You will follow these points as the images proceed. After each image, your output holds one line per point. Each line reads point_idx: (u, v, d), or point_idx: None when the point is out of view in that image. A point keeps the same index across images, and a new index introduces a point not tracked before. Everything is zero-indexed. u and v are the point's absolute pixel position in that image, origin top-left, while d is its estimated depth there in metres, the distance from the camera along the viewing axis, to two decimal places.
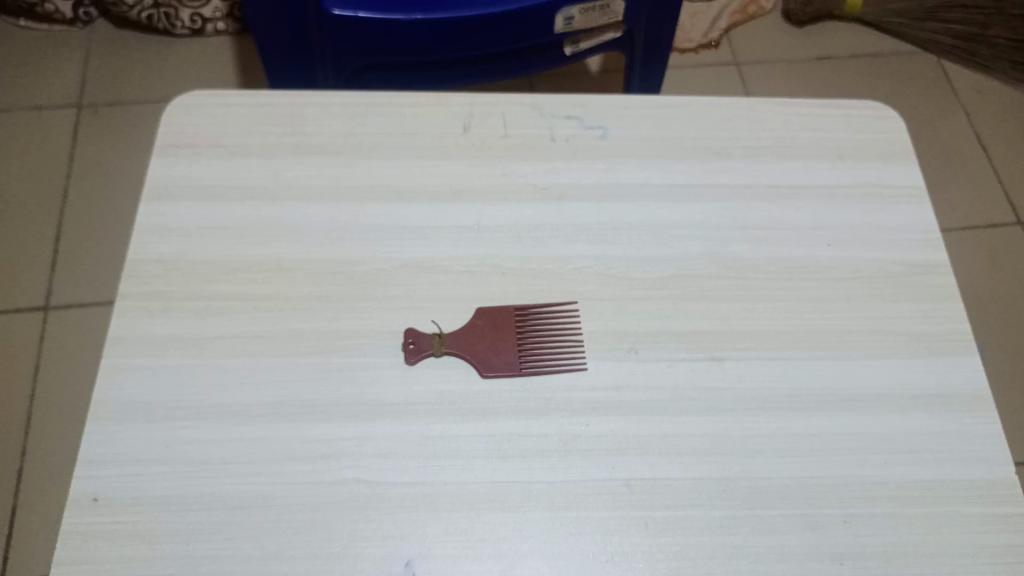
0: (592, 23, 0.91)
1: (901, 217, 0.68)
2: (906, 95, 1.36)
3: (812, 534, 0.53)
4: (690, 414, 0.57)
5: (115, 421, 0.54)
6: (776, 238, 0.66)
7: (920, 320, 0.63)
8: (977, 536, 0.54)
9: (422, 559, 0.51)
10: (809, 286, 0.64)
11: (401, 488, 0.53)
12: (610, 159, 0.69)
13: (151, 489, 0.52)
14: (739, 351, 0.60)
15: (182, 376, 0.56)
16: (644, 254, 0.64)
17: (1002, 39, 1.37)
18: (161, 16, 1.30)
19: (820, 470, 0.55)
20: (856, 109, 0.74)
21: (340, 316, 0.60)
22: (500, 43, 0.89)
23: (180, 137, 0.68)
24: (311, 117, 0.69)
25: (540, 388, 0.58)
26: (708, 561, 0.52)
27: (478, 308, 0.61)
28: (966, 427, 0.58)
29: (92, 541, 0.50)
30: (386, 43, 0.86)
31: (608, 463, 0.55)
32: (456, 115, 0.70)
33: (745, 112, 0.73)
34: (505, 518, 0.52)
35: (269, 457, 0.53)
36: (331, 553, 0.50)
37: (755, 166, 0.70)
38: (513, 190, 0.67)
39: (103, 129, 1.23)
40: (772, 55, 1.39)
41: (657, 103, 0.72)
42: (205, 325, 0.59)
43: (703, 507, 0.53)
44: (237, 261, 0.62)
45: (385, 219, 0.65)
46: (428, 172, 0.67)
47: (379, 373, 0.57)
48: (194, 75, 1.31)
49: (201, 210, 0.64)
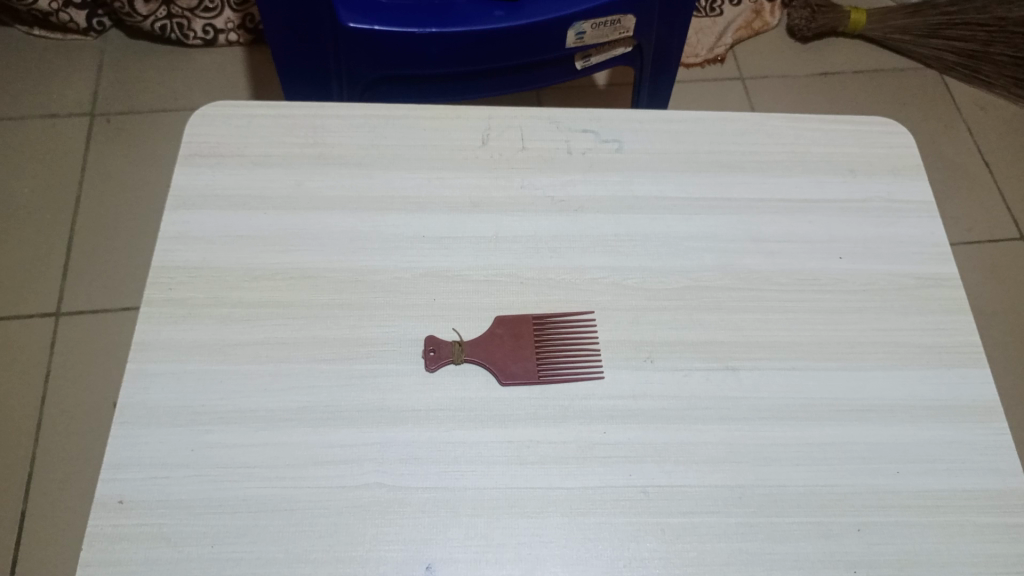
0: (603, 37, 0.92)
1: (912, 231, 0.70)
2: (911, 110, 1.38)
3: (826, 542, 0.54)
4: (705, 422, 0.58)
5: (141, 426, 0.55)
6: (789, 251, 0.67)
7: (931, 332, 0.64)
8: (990, 545, 0.55)
9: (441, 563, 0.51)
10: (823, 298, 0.65)
11: (422, 493, 0.54)
12: (625, 172, 0.70)
13: (176, 492, 0.53)
14: (752, 360, 0.61)
15: (205, 382, 0.57)
16: (659, 265, 0.66)
17: (1004, 56, 1.37)
18: (174, 27, 1.32)
19: (834, 479, 0.56)
20: (867, 124, 0.76)
21: (361, 324, 0.61)
22: (512, 57, 0.91)
23: (203, 147, 0.69)
24: (332, 128, 0.71)
25: (558, 396, 0.59)
26: (723, 567, 0.52)
27: (498, 317, 0.62)
28: (978, 437, 0.59)
29: (119, 543, 0.51)
30: (401, 55, 0.87)
31: (625, 469, 0.56)
32: (474, 128, 0.72)
33: (758, 126, 0.74)
34: (525, 523, 0.53)
35: (293, 461, 0.54)
36: (352, 557, 0.51)
37: (768, 180, 0.71)
38: (529, 203, 0.68)
39: (116, 137, 1.25)
40: (777, 70, 1.41)
41: (671, 117, 0.74)
42: (229, 331, 0.60)
43: (718, 514, 0.54)
44: (260, 269, 0.63)
45: (404, 229, 0.66)
46: (447, 184, 0.68)
47: (400, 380, 0.58)
48: (206, 85, 1.32)
49: (224, 219, 0.65)
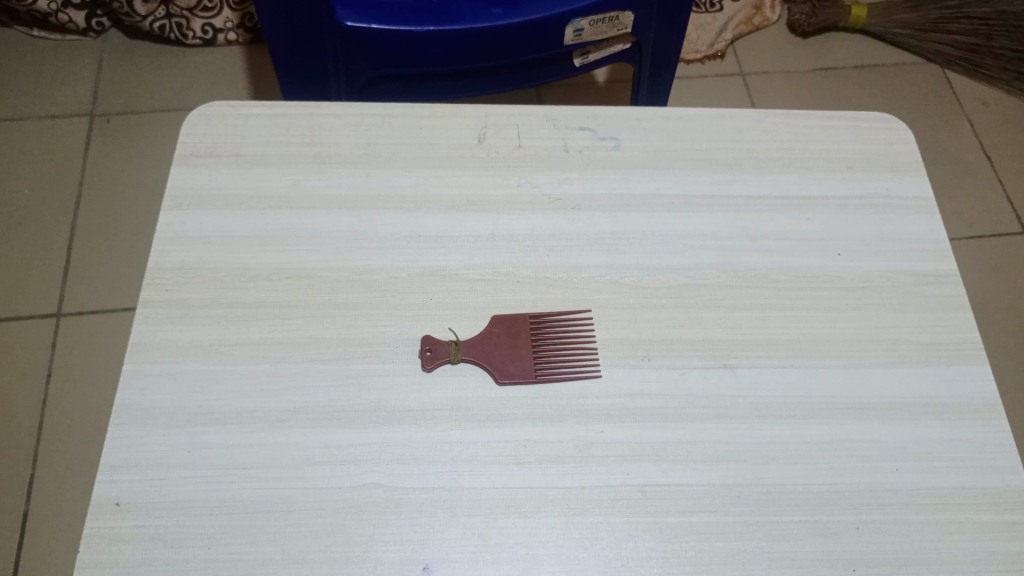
0: (602, 34, 0.92)
1: (911, 227, 0.69)
2: (912, 105, 1.37)
3: (824, 541, 0.53)
4: (703, 421, 0.58)
5: (138, 426, 0.55)
6: (787, 248, 0.67)
7: (930, 329, 0.64)
8: (989, 543, 0.54)
9: (439, 563, 0.51)
10: (821, 295, 0.65)
11: (419, 493, 0.54)
12: (622, 170, 0.70)
13: (174, 493, 0.53)
14: (750, 359, 0.61)
15: (202, 383, 0.57)
16: (657, 263, 0.65)
17: (1006, 50, 1.37)
18: (173, 26, 1.32)
19: (832, 477, 0.56)
20: (866, 121, 0.75)
21: (358, 324, 0.61)
22: (510, 55, 0.91)
23: (200, 147, 0.69)
24: (329, 127, 0.70)
25: (554, 395, 0.58)
26: (721, 566, 0.52)
27: (495, 316, 0.62)
28: (977, 435, 0.59)
29: (117, 544, 0.51)
30: (399, 54, 0.87)
31: (623, 469, 0.55)
32: (471, 127, 0.72)
33: (756, 123, 0.74)
34: (522, 522, 0.53)
35: (291, 462, 0.54)
36: (349, 557, 0.51)
37: (766, 177, 0.71)
38: (527, 201, 0.68)
39: (115, 137, 1.25)
40: (777, 65, 1.40)
41: (669, 114, 0.74)
42: (226, 331, 0.60)
43: (716, 514, 0.54)
44: (257, 269, 0.63)
45: (401, 228, 0.66)
46: (444, 183, 0.68)
47: (397, 380, 0.58)
48: (205, 84, 1.32)
49: (221, 219, 0.65)
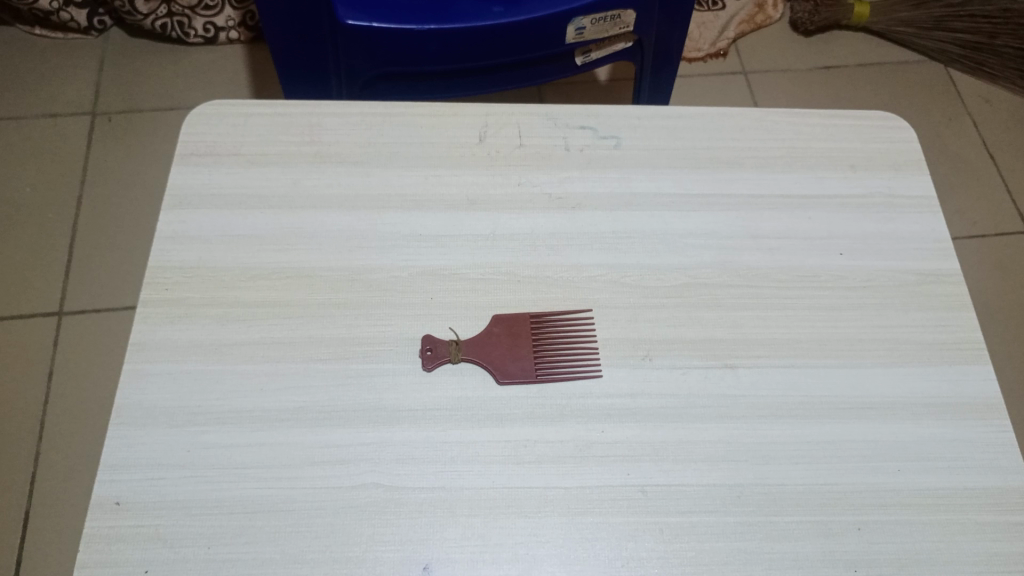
0: (603, 33, 0.92)
1: (913, 226, 0.69)
2: (915, 103, 1.37)
3: (826, 541, 0.53)
4: (703, 421, 0.58)
5: (137, 426, 0.55)
6: (788, 247, 0.67)
7: (932, 328, 0.63)
8: (991, 544, 0.54)
9: (439, 563, 0.51)
10: (822, 295, 0.64)
11: (418, 493, 0.54)
12: (623, 168, 0.70)
13: (173, 493, 0.53)
14: (751, 359, 0.61)
15: (203, 383, 0.57)
16: (658, 262, 0.65)
17: (1010, 48, 1.35)
18: (174, 25, 1.32)
19: (833, 477, 0.56)
20: (868, 119, 0.75)
21: (358, 323, 0.61)
22: (511, 54, 0.90)
23: (199, 146, 0.68)
24: (329, 126, 0.70)
25: (555, 395, 0.58)
26: (721, 566, 0.52)
27: (496, 316, 0.61)
28: (979, 435, 0.58)
29: (116, 544, 0.51)
30: (400, 52, 0.87)
31: (623, 468, 0.55)
32: (472, 126, 0.72)
33: (758, 122, 0.74)
34: (523, 523, 0.53)
35: (290, 461, 0.54)
36: (349, 557, 0.51)
37: (766, 176, 0.70)
38: (527, 200, 0.68)
39: (117, 136, 1.25)
40: (779, 64, 1.40)
41: (669, 112, 0.73)
42: (226, 330, 0.60)
43: (716, 514, 0.54)
44: (257, 269, 0.63)
45: (401, 227, 0.65)
46: (445, 182, 0.68)
47: (397, 379, 0.58)
48: (206, 83, 1.32)
49: (221, 219, 0.65)
